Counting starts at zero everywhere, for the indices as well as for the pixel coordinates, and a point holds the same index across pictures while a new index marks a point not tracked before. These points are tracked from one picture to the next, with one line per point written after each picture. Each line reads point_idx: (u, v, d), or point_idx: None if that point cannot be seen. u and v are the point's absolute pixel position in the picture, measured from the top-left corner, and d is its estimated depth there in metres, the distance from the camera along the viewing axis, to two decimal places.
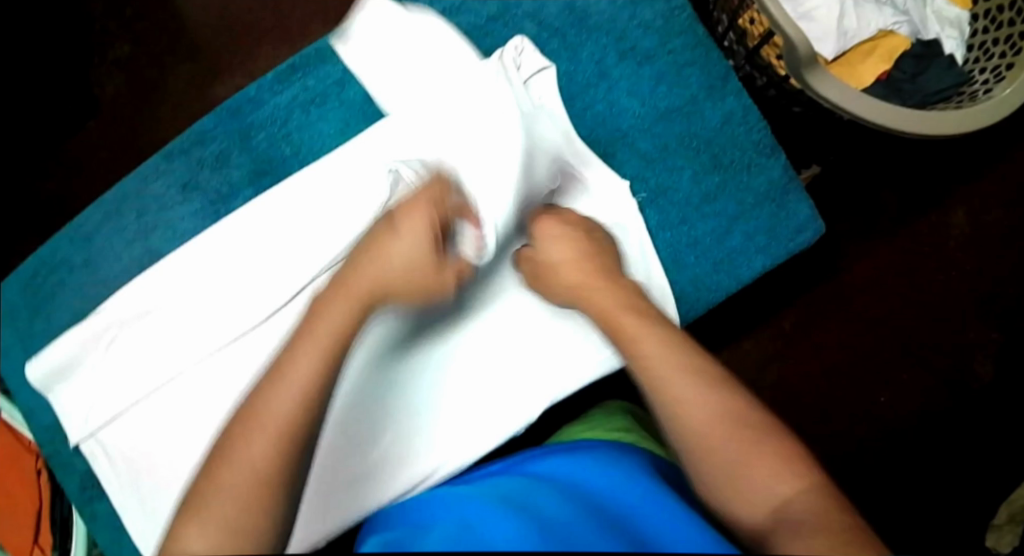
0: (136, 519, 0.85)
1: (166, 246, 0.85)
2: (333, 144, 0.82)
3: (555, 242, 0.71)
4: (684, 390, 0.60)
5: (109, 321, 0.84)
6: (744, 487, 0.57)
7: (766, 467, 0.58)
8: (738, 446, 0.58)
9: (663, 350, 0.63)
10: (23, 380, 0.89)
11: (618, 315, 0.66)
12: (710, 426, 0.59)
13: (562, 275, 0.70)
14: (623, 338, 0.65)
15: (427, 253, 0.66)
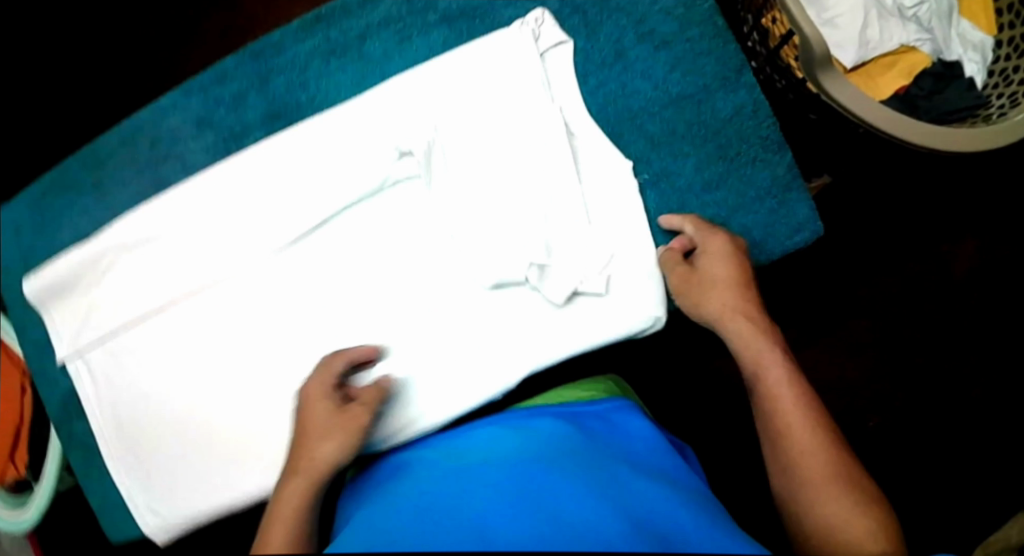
0: (114, 444, 0.88)
1: (173, 178, 0.85)
2: (348, 95, 0.83)
3: (716, 266, 0.77)
4: (812, 441, 0.69)
5: (107, 247, 0.85)
6: (849, 542, 0.64)
7: (876, 527, 0.65)
8: (854, 505, 0.66)
9: (802, 403, 0.71)
10: (20, 295, 0.90)
11: (774, 357, 0.74)
12: (827, 473, 0.67)
13: (712, 300, 0.76)
14: (770, 381, 0.72)
15: (332, 407, 0.73)
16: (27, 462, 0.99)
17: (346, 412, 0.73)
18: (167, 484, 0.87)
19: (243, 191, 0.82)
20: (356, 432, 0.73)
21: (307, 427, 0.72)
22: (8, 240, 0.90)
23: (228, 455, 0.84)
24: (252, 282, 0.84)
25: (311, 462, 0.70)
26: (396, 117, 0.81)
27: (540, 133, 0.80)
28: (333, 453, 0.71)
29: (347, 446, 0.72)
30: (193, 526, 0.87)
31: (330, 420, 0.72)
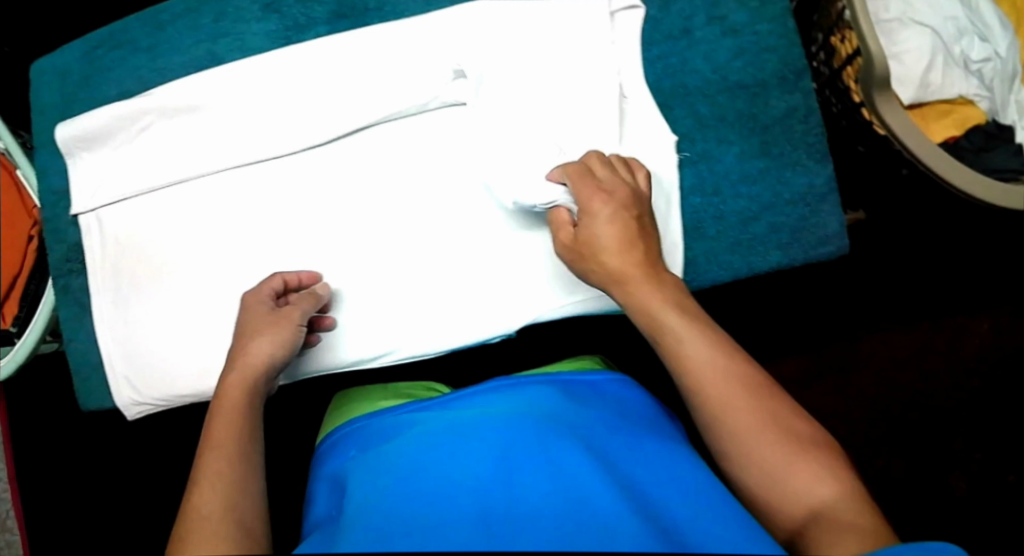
0: (107, 304, 0.88)
1: (228, 55, 0.86)
2: (416, 11, 0.84)
3: (603, 230, 0.73)
4: (727, 403, 0.66)
5: (150, 107, 0.86)
6: (788, 493, 0.63)
7: (804, 469, 0.63)
8: (791, 453, 0.64)
9: (705, 354, 0.68)
10: (49, 141, 0.90)
11: (673, 320, 0.70)
12: (753, 430, 0.65)
13: (608, 265, 0.73)
14: (672, 346, 0.70)
15: (264, 311, 0.78)
16: (16, 315, 0.96)
17: (279, 317, 0.78)
18: (149, 358, 0.88)
19: (296, 82, 0.85)
20: (291, 331, 0.78)
21: (243, 329, 0.77)
22: (52, 83, 0.91)
23: (222, 339, 0.86)
24: (289, 173, 0.86)
25: (246, 358, 0.76)
26: (458, 47, 0.83)
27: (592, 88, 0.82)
28: (268, 352, 0.76)
29: (280, 346, 0.77)
30: (167, 405, 0.88)
31: (262, 321, 0.78)
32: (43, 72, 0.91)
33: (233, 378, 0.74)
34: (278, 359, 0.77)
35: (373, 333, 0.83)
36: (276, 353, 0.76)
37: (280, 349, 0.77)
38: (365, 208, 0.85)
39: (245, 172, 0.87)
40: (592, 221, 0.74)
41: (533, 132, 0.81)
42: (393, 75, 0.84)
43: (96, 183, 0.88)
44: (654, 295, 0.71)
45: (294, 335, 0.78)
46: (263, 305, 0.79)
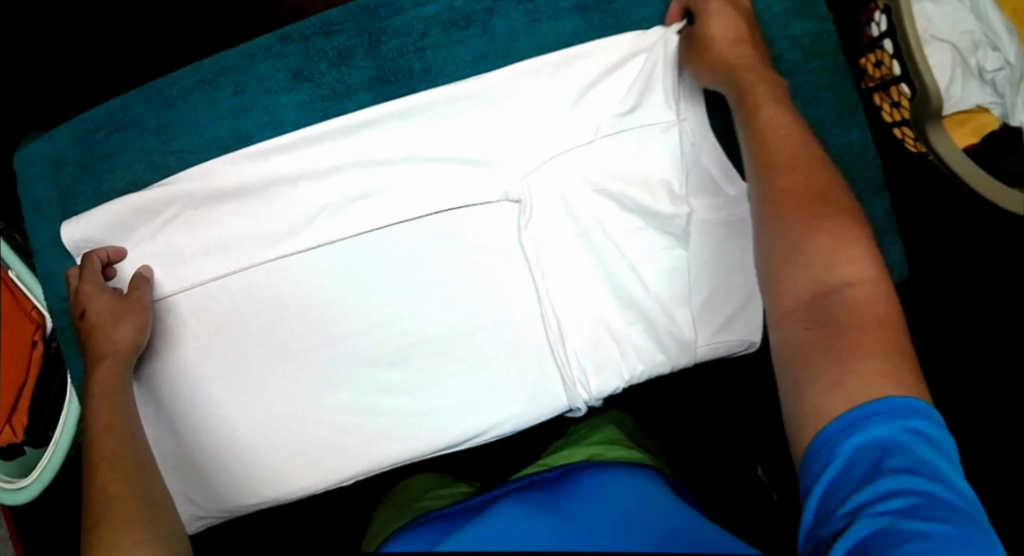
0: (148, 420, 0.80)
1: (258, 132, 0.79)
2: (467, 73, 0.79)
3: (719, 20, 0.75)
4: (781, 161, 0.65)
5: (177, 198, 0.78)
6: (800, 255, 0.61)
7: (832, 253, 0.60)
8: (831, 236, 0.60)
9: (774, 117, 0.69)
10: (52, 242, 0.81)
11: (769, 106, 0.70)
12: (796, 201, 0.63)
13: (716, 46, 0.75)
14: (752, 96, 0.71)
15: (101, 296, 0.76)
16: (25, 426, 0.89)
17: (114, 306, 0.75)
18: (205, 471, 0.80)
19: (342, 158, 0.78)
20: (141, 313, 0.76)
21: (92, 317, 0.75)
22: (47, 174, 0.82)
23: (289, 449, 0.79)
24: (333, 260, 0.79)
25: (121, 355, 0.74)
26: (510, 106, 0.79)
27: (656, 139, 0.78)
28: (117, 340, 0.74)
29: (131, 335, 0.75)
30: (231, 516, 0.82)
31: (112, 308, 0.75)
32: (33, 162, 0.82)
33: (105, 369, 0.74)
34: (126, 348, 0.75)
35: (461, 416, 0.79)
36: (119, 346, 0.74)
37: (117, 336, 0.74)
38: (425, 289, 0.79)
39: (284, 264, 0.79)
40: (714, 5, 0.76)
41: (598, 202, 0.79)
42: (446, 143, 0.79)
43: (112, 279, 0.79)
44: (759, 85, 0.71)
45: (118, 322, 0.75)
46: (92, 296, 0.76)
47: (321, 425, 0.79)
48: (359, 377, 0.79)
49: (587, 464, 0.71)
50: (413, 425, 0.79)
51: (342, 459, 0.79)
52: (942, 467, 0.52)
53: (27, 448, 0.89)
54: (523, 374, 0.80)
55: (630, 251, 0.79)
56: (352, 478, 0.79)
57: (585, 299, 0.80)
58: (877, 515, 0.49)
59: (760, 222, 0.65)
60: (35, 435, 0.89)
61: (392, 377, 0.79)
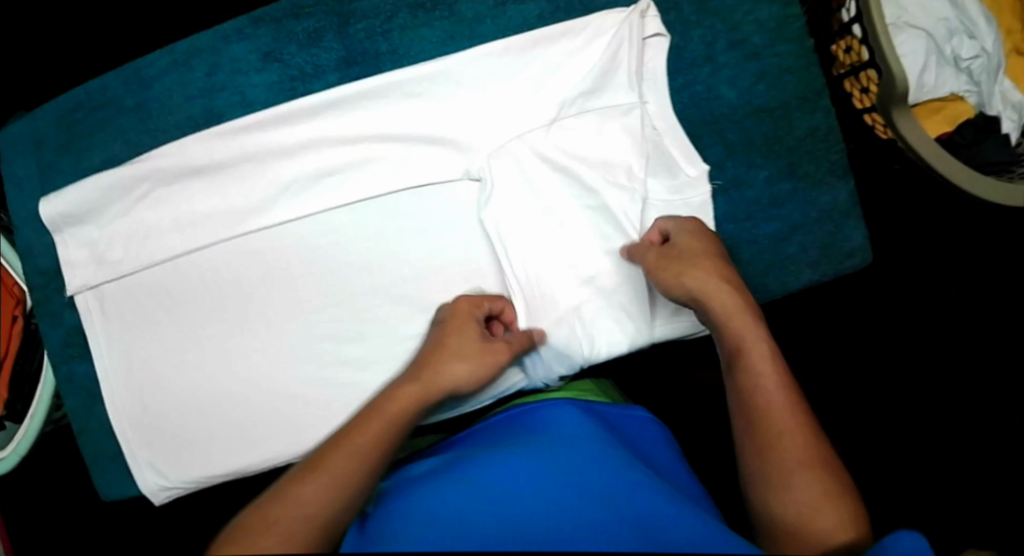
0: (118, 389, 0.83)
1: (228, 111, 0.81)
2: (434, 54, 0.80)
3: (691, 256, 0.75)
4: (772, 390, 0.70)
5: (146, 174, 0.80)
6: (815, 520, 0.65)
7: (834, 513, 0.65)
8: (826, 487, 0.66)
9: (764, 356, 0.72)
10: (31, 217, 0.85)
11: (751, 340, 0.73)
12: (794, 451, 0.68)
13: (685, 270, 0.75)
14: (741, 337, 0.73)
15: (478, 341, 0.74)
16: (7, 401, 0.89)
17: (489, 349, 0.74)
18: (180, 444, 0.82)
19: (306, 136, 0.80)
20: (491, 364, 0.73)
21: (446, 346, 0.73)
22: (26, 150, 0.84)
23: (252, 421, 0.81)
24: (303, 238, 0.81)
25: (448, 379, 0.71)
26: (474, 89, 0.80)
27: (615, 121, 0.80)
28: (463, 378, 0.72)
29: (476, 381, 0.73)
30: (197, 486, 0.84)
31: (474, 348, 0.73)
32: (13, 140, 0.84)
33: (421, 389, 0.69)
34: (463, 385, 0.72)
35: None
36: (464, 382, 0.72)
37: (465, 373, 0.72)
38: (388, 265, 0.81)
39: (254, 237, 0.81)
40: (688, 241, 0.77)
41: (562, 184, 0.80)
42: (413, 125, 0.80)
43: (91, 255, 0.82)
44: (747, 328, 0.73)
45: (483, 366, 0.73)
46: (471, 330, 0.74)
47: (277, 395, 0.81)
48: (323, 349, 0.81)
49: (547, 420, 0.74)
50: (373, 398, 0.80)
51: (304, 431, 0.81)
52: None
53: (8, 424, 0.90)
54: None
55: (586, 233, 0.79)
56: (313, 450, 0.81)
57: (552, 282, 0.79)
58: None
59: (757, 463, 0.69)
60: (15, 410, 0.90)
61: (355, 349, 0.81)
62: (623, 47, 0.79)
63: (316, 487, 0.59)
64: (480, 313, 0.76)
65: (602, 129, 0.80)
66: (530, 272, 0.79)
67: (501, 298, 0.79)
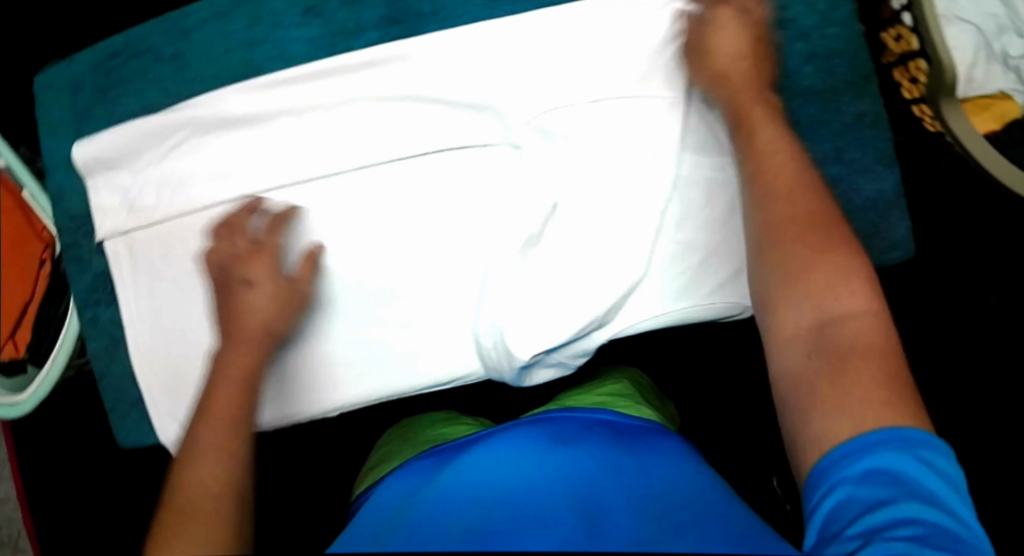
0: (142, 336, 0.82)
1: (267, 64, 0.80)
2: (477, 16, 0.79)
3: (726, 34, 0.75)
4: (771, 157, 0.69)
5: (184, 121, 0.80)
6: (806, 283, 0.62)
7: (829, 277, 0.61)
8: (832, 268, 0.62)
9: (773, 137, 0.70)
10: (63, 161, 0.85)
11: (762, 122, 0.71)
12: (790, 220, 0.65)
13: (715, 52, 0.74)
14: (750, 118, 0.72)
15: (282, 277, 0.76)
16: (28, 344, 0.92)
17: (266, 282, 0.75)
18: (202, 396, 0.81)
19: (346, 94, 0.79)
20: (293, 297, 0.75)
21: (234, 286, 0.75)
22: (63, 94, 0.85)
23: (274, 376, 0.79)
24: (340, 195, 0.80)
25: (252, 327, 0.73)
26: (515, 52, 0.78)
27: (665, 100, 0.77)
28: (265, 315, 0.74)
29: (278, 314, 0.74)
30: (218, 441, 0.82)
31: (279, 287, 0.75)
32: (51, 83, 0.85)
33: (240, 342, 0.73)
34: (274, 323, 0.74)
35: (450, 349, 0.78)
36: (265, 320, 0.74)
37: (261, 313, 0.74)
38: (419, 228, 0.79)
39: (287, 192, 0.80)
40: (724, 20, 0.75)
41: (597, 168, 0.77)
42: (453, 86, 0.78)
43: (124, 204, 0.82)
44: (755, 111, 0.72)
45: (262, 298, 0.74)
46: (252, 266, 0.75)
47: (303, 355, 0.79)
48: (350, 306, 0.79)
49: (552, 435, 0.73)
50: (402, 359, 0.79)
51: (330, 387, 0.79)
52: (948, 499, 0.51)
53: (29, 366, 0.93)
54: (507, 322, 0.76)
55: (619, 211, 0.76)
56: (338, 409, 0.79)
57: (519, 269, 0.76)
58: (893, 540, 0.48)
59: (756, 236, 0.67)
60: (38, 353, 0.93)
61: (387, 310, 0.79)
62: (675, 40, 0.77)
63: (213, 490, 0.62)
64: (245, 242, 0.77)
65: (652, 100, 0.77)
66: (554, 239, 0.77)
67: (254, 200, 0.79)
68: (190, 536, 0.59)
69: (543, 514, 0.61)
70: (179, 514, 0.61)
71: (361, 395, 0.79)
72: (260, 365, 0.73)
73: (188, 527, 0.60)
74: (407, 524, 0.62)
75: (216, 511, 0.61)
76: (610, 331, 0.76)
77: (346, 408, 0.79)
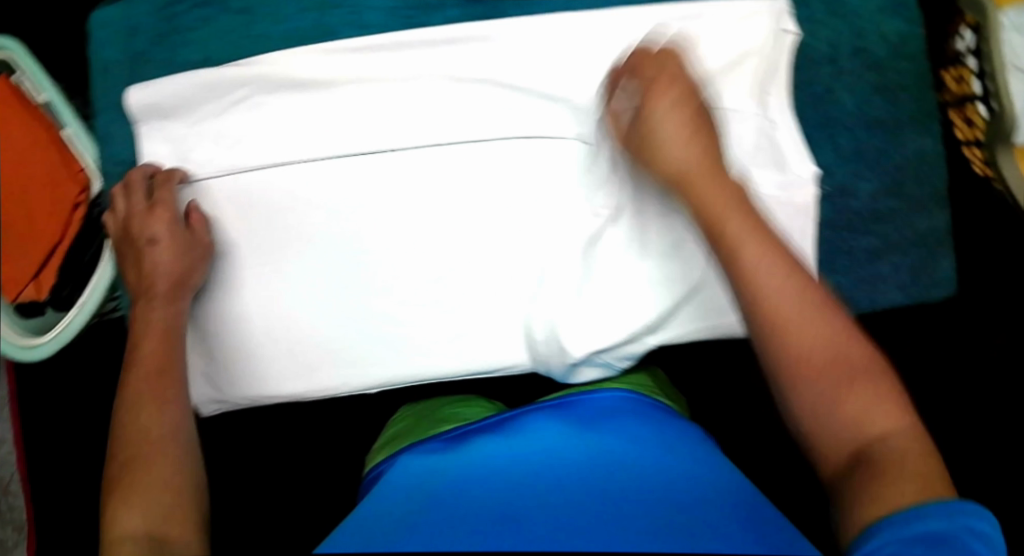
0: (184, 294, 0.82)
1: (340, 29, 0.79)
2: (558, 7, 0.78)
3: (668, 138, 0.69)
4: (762, 268, 0.63)
5: (249, 80, 0.79)
6: (841, 418, 0.60)
7: (861, 397, 0.60)
8: (867, 401, 0.60)
9: (752, 232, 0.65)
10: (111, 103, 0.83)
11: (723, 200, 0.67)
12: (804, 314, 0.62)
13: (668, 155, 0.69)
14: (720, 211, 0.66)
15: (174, 229, 0.78)
16: (50, 288, 0.93)
17: (165, 236, 0.78)
18: (231, 365, 0.81)
19: (414, 70, 0.78)
20: (185, 245, 0.78)
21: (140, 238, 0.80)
22: (116, 37, 0.82)
23: (309, 358, 0.80)
24: (399, 170, 0.78)
25: (155, 279, 0.79)
26: (592, 49, 0.78)
27: (737, 120, 0.77)
28: (167, 268, 0.78)
29: (179, 265, 0.78)
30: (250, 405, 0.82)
31: (169, 236, 0.78)
32: (107, 23, 0.82)
33: (152, 297, 0.78)
34: (177, 274, 0.78)
35: (496, 339, 0.78)
36: (167, 272, 0.78)
37: (164, 268, 0.78)
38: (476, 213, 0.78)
39: (347, 162, 0.79)
40: (660, 117, 0.69)
41: None
42: (526, 75, 0.78)
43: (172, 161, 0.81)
44: (716, 182, 0.68)
45: (162, 254, 0.78)
46: (150, 224, 0.79)
47: (334, 347, 0.80)
48: (403, 285, 0.79)
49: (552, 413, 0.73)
50: (449, 343, 0.79)
51: (374, 365, 0.80)
52: None
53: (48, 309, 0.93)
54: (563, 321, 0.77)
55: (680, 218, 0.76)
56: (380, 386, 0.80)
57: (579, 267, 0.77)
58: None
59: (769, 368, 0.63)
60: (60, 296, 0.93)
61: (438, 294, 0.79)
62: (754, 56, 0.77)
63: (155, 439, 0.71)
64: (143, 201, 0.80)
65: (724, 112, 0.76)
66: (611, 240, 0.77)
67: (177, 170, 0.81)
68: (142, 487, 0.67)
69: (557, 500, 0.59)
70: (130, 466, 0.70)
71: (404, 375, 0.80)
72: (180, 315, 0.78)
73: (138, 485, 0.68)
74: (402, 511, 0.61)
75: (162, 464, 0.70)
76: (660, 336, 0.77)
77: (387, 385, 0.80)
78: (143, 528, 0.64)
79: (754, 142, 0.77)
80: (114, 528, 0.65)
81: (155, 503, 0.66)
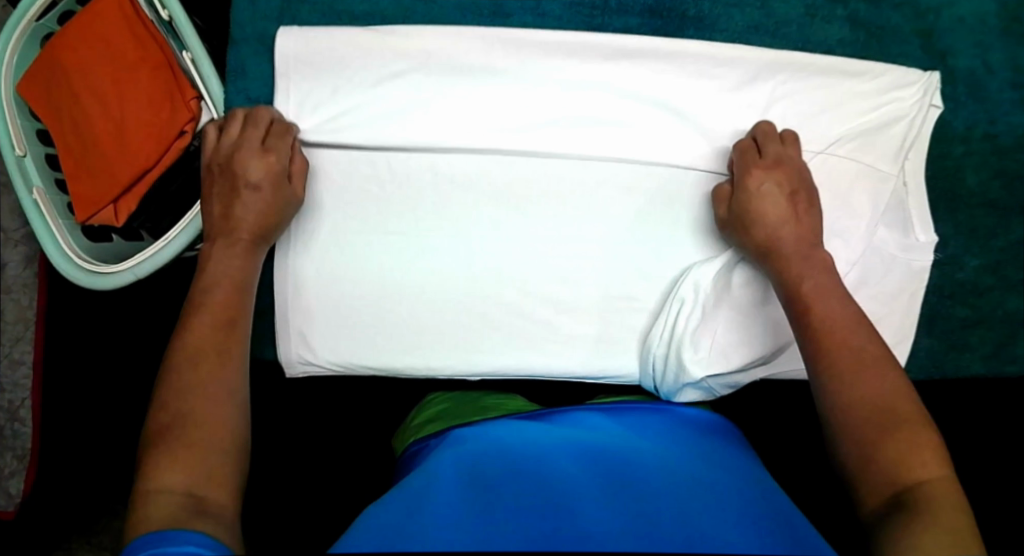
0: (297, 244, 0.79)
1: (517, 13, 0.82)
2: (730, 36, 0.81)
3: (769, 198, 0.75)
4: (836, 316, 0.70)
5: (417, 45, 0.79)
6: (878, 458, 0.63)
7: (903, 445, 0.63)
8: (906, 443, 0.63)
9: (819, 287, 0.72)
10: (255, 37, 0.80)
11: (795, 259, 0.74)
12: (850, 368, 0.67)
13: (764, 207, 0.75)
14: (788, 266, 0.74)
15: (274, 174, 0.75)
16: (128, 215, 0.88)
17: (268, 186, 0.75)
18: (318, 329, 0.80)
19: (583, 69, 0.80)
20: (279, 196, 0.75)
21: (235, 172, 0.75)
22: None
23: (396, 335, 0.80)
24: (544, 161, 0.80)
25: (240, 222, 0.75)
26: (754, 83, 0.80)
27: (870, 180, 0.80)
28: (259, 216, 0.75)
29: (271, 216, 0.75)
30: (341, 372, 0.81)
31: (268, 181, 0.75)
32: None
33: (231, 242, 0.74)
34: (266, 228, 0.75)
35: (608, 345, 0.81)
36: (258, 222, 0.75)
37: (257, 218, 0.75)
38: (617, 221, 0.80)
39: (497, 145, 0.80)
40: (760, 188, 0.76)
41: None
42: (685, 91, 0.80)
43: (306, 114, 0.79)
44: (796, 258, 0.74)
45: (261, 203, 0.75)
46: (254, 167, 0.75)
47: (413, 328, 0.80)
48: (522, 275, 0.80)
49: (594, 424, 0.73)
50: (561, 343, 0.81)
51: (483, 351, 0.81)
52: None
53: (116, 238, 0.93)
54: (687, 339, 0.77)
55: None
56: (484, 373, 0.81)
57: (712, 287, 0.78)
58: None
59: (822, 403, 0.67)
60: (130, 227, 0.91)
61: (559, 291, 0.81)
62: (903, 121, 0.80)
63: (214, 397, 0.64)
64: (257, 137, 0.76)
65: (857, 166, 0.80)
66: (729, 266, 0.79)
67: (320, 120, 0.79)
68: (186, 443, 0.61)
69: (582, 517, 0.59)
70: (179, 418, 0.62)
71: (511, 366, 0.81)
72: (256, 268, 0.75)
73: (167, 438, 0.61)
74: (424, 511, 0.60)
75: (213, 414, 0.63)
76: (767, 369, 0.80)
77: (490, 373, 0.81)
78: (187, 485, 0.58)
79: (885, 201, 0.79)
80: (153, 477, 0.59)
81: (203, 465, 0.60)
